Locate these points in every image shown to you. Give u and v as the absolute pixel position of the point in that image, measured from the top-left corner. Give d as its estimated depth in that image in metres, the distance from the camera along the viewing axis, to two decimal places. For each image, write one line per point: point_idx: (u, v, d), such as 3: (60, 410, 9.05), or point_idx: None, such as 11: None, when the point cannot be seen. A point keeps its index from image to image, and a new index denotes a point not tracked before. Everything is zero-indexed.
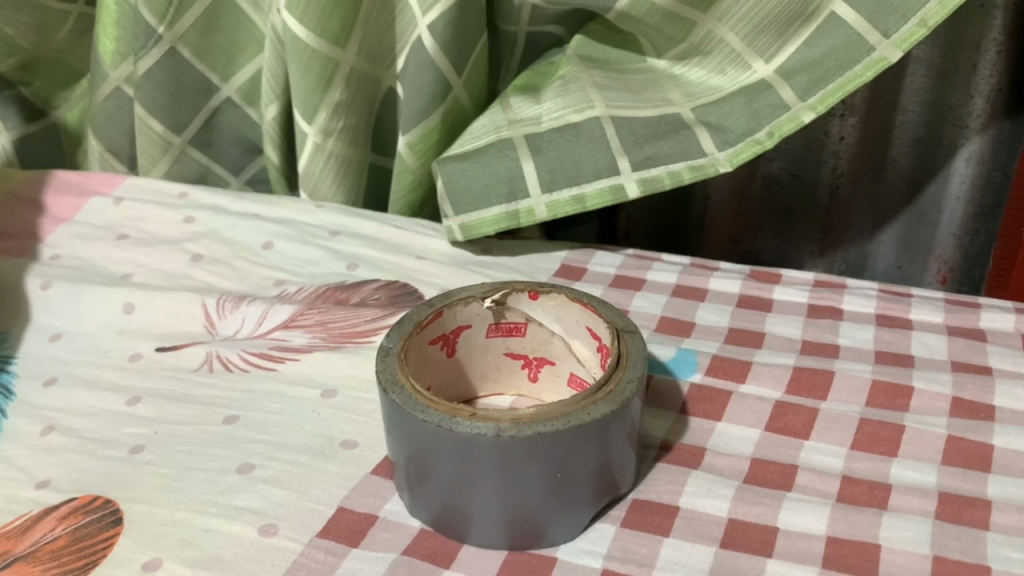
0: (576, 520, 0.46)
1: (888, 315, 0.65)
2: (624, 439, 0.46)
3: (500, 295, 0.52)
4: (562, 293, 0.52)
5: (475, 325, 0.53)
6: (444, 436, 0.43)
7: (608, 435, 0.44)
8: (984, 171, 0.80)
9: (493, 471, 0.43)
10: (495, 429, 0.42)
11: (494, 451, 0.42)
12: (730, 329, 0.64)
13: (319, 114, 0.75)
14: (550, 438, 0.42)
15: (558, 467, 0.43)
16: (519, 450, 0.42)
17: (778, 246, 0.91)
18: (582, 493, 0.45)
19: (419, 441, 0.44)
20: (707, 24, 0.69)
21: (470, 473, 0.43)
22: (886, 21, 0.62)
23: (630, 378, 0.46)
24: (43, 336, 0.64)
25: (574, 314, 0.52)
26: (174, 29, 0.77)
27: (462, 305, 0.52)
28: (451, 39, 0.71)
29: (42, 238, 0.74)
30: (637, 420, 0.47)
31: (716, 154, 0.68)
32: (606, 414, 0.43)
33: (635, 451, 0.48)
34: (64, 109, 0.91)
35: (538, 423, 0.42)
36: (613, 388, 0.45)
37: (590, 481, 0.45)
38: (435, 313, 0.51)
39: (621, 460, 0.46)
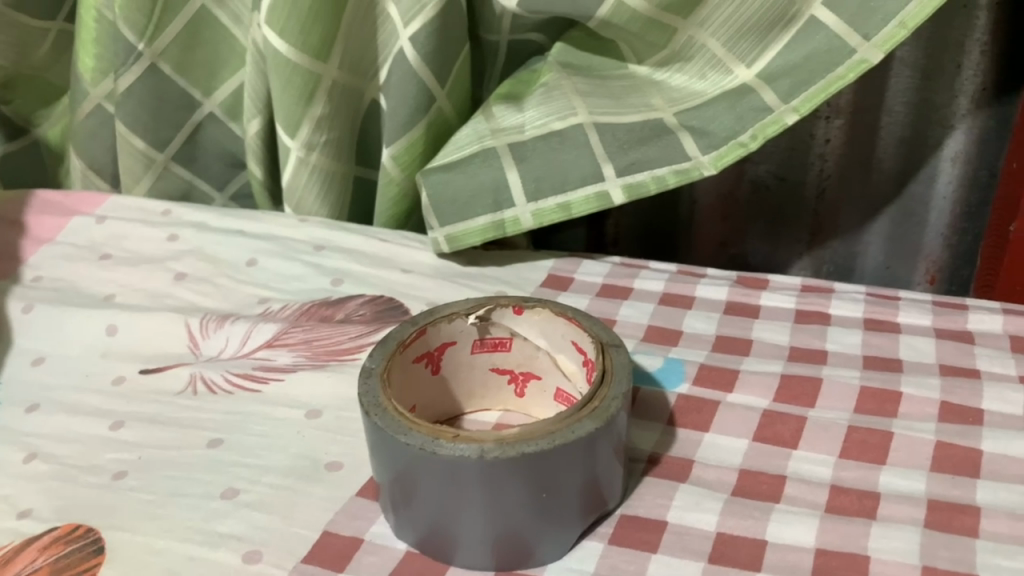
0: (563, 538, 0.46)
1: (876, 319, 0.64)
2: (610, 455, 0.45)
3: (485, 312, 0.52)
4: (547, 308, 0.52)
5: (459, 341, 0.53)
6: (428, 458, 0.42)
7: (594, 453, 0.44)
8: (970, 170, 0.80)
9: (478, 491, 0.43)
10: (478, 449, 0.42)
11: (478, 473, 0.42)
12: (717, 337, 0.63)
13: (303, 128, 0.75)
14: (534, 459, 0.42)
15: (544, 487, 0.43)
16: (502, 471, 0.42)
17: (766, 249, 0.90)
18: (569, 512, 0.45)
19: (402, 463, 0.44)
20: (688, 30, 0.69)
21: (455, 494, 0.43)
22: (866, 24, 0.62)
23: (615, 393, 0.45)
24: (25, 360, 0.63)
25: (559, 329, 0.52)
26: (154, 46, 0.76)
27: (446, 322, 0.52)
28: (432, 51, 0.71)
29: (24, 259, 0.74)
30: (623, 436, 0.46)
31: (701, 158, 0.67)
32: (591, 432, 0.43)
33: (622, 466, 0.47)
34: (45, 126, 0.90)
35: (521, 443, 0.42)
36: (597, 405, 0.44)
37: (576, 499, 0.45)
38: (419, 331, 0.51)
39: (607, 476, 0.46)
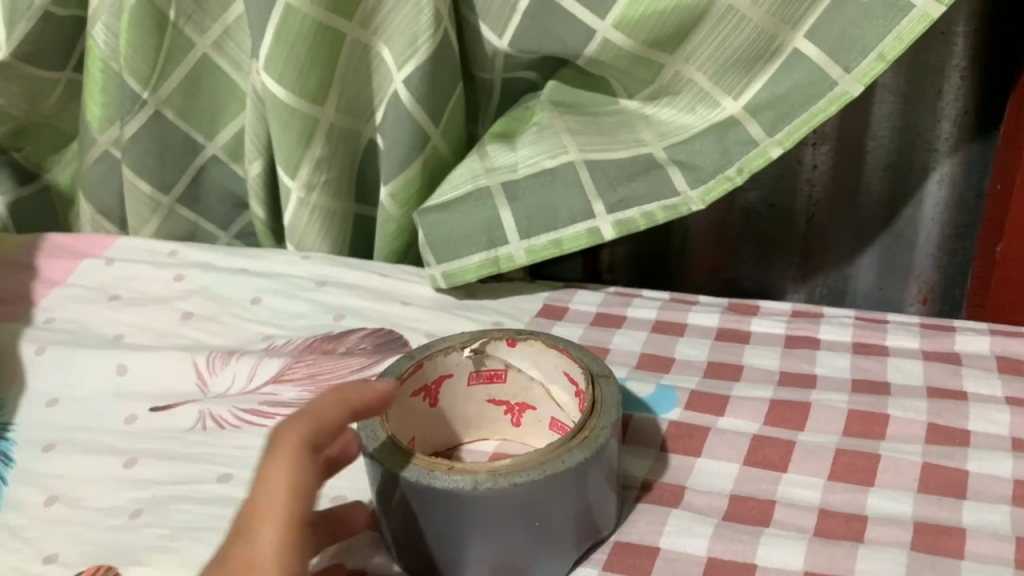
0: (558, 565, 0.47)
1: (864, 344, 0.66)
2: (601, 484, 0.47)
3: (480, 345, 0.54)
4: (539, 339, 0.54)
5: (455, 374, 0.55)
6: (424, 490, 0.44)
7: (585, 482, 0.45)
8: (957, 192, 0.82)
9: (473, 521, 0.44)
10: (472, 481, 0.43)
11: (472, 504, 0.44)
12: (709, 363, 0.65)
13: (302, 169, 0.77)
14: (526, 489, 0.43)
15: (536, 516, 0.45)
16: (495, 502, 0.43)
17: (760, 274, 0.92)
18: (562, 540, 0.46)
19: (400, 496, 0.45)
20: (675, 65, 0.71)
21: (451, 524, 0.45)
22: (846, 56, 0.64)
23: (605, 424, 0.47)
24: (40, 402, 0.65)
25: (551, 360, 0.54)
26: (158, 94, 0.79)
27: (442, 356, 0.53)
28: (426, 91, 0.73)
29: (36, 302, 0.76)
30: (614, 465, 0.48)
31: (689, 193, 0.70)
32: (582, 462, 0.44)
33: (614, 494, 0.49)
34: (56, 171, 0.93)
35: (513, 475, 0.44)
36: (588, 435, 0.46)
37: (569, 527, 0.46)
38: (417, 364, 0.52)
39: (599, 504, 0.47)
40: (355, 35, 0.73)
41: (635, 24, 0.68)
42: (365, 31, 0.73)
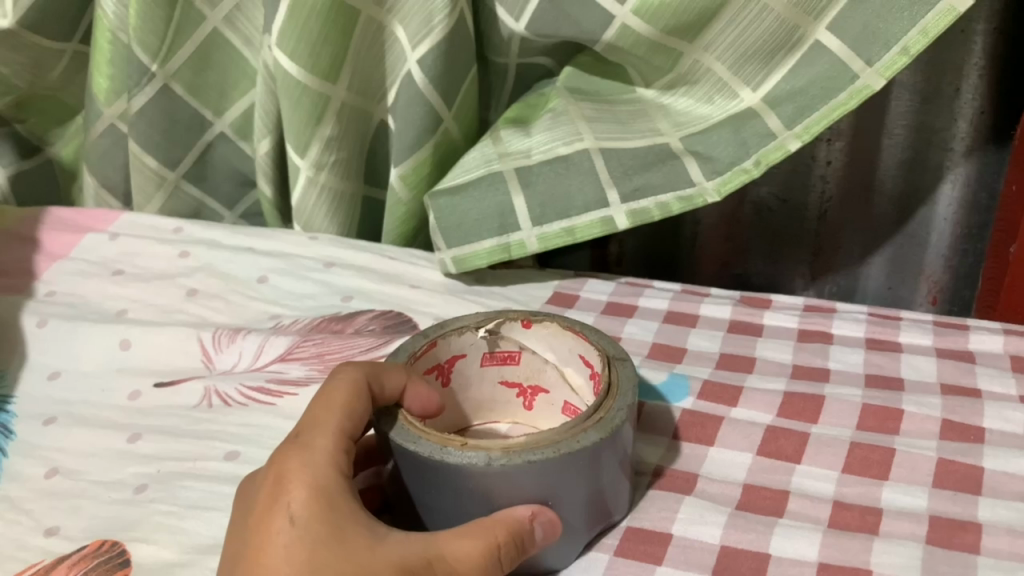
0: (568, 546, 0.46)
1: (877, 340, 0.65)
2: (615, 466, 0.46)
3: (495, 325, 0.53)
4: (555, 321, 0.53)
5: (469, 354, 0.54)
6: (436, 466, 0.43)
7: (598, 464, 0.44)
8: (970, 193, 0.82)
9: (483, 498, 0.43)
10: (485, 457, 0.42)
11: (484, 480, 0.43)
12: (721, 355, 0.64)
13: (311, 149, 0.76)
14: (539, 467, 0.42)
15: (548, 495, 0.44)
16: (507, 478, 0.42)
17: (768, 270, 0.92)
18: (572, 522, 0.46)
19: (410, 471, 0.44)
20: (693, 54, 0.70)
21: (461, 501, 0.44)
22: (868, 50, 0.64)
23: (620, 406, 0.46)
24: (41, 375, 0.64)
25: (567, 342, 0.53)
26: (167, 67, 0.77)
27: (457, 335, 0.53)
28: (440, 73, 0.72)
29: (38, 275, 0.75)
30: (627, 450, 0.47)
31: (705, 184, 0.69)
32: (596, 442, 0.44)
33: (627, 477, 0.48)
34: (59, 145, 0.92)
35: (527, 452, 0.43)
36: (603, 417, 0.45)
37: (581, 508, 0.45)
38: (430, 343, 0.52)
39: (611, 487, 0.47)
40: (370, 13, 0.72)
41: (654, 12, 0.67)
42: (380, 10, 0.72)
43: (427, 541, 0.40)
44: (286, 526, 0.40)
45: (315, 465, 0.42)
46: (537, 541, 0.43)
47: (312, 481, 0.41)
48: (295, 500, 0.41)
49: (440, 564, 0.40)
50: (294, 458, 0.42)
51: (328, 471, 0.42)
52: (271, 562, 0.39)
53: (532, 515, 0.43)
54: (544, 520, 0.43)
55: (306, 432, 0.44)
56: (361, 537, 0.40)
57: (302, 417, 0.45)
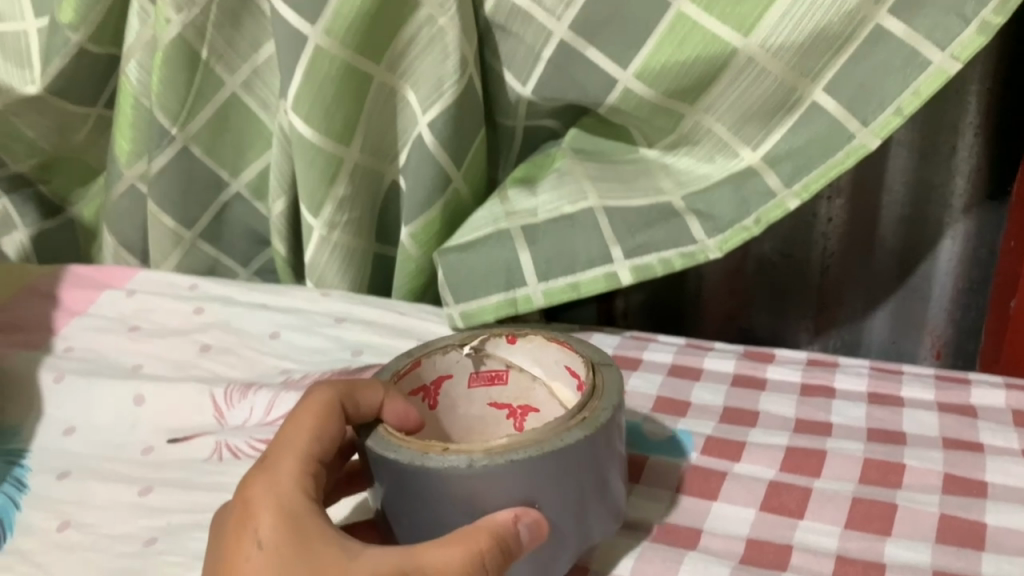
0: (561, 553, 0.47)
1: (879, 394, 0.66)
2: (602, 469, 0.47)
3: (477, 343, 0.56)
4: (539, 335, 0.56)
5: (455, 375, 0.56)
6: (418, 472, 0.45)
7: (584, 463, 0.46)
8: (970, 248, 0.83)
9: (467, 501, 0.45)
10: (468, 459, 0.44)
11: (467, 483, 0.44)
12: (725, 408, 0.65)
13: (325, 209, 0.78)
14: (521, 465, 0.44)
15: (533, 496, 0.45)
16: (491, 479, 0.44)
17: (773, 324, 0.93)
18: (562, 529, 0.46)
19: (395, 481, 0.46)
20: (695, 115, 0.72)
21: (447, 507, 0.45)
22: (864, 111, 0.66)
23: (603, 408, 0.48)
24: (57, 429, 0.66)
25: (551, 355, 0.56)
26: (186, 129, 0.80)
27: (441, 354, 0.55)
28: (450, 135, 0.75)
29: (56, 331, 0.77)
30: (615, 453, 0.48)
31: (707, 241, 0.71)
32: (579, 439, 0.45)
33: (617, 483, 0.49)
34: (80, 206, 0.95)
35: (508, 451, 0.44)
36: (587, 415, 0.47)
37: (570, 511, 0.46)
38: (414, 362, 0.54)
39: (602, 491, 0.48)
40: (382, 79, 0.74)
41: (657, 75, 0.70)
42: (392, 76, 0.74)
43: (404, 555, 0.41)
44: (255, 552, 0.41)
45: (280, 491, 0.44)
46: (524, 544, 0.43)
47: (279, 505, 0.43)
48: (262, 526, 0.42)
49: (419, 574, 0.40)
50: (260, 485, 0.44)
51: (295, 494, 0.44)
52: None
53: (516, 517, 0.43)
54: (529, 521, 0.44)
55: (273, 458, 0.46)
56: (331, 553, 0.41)
57: (271, 444, 0.47)
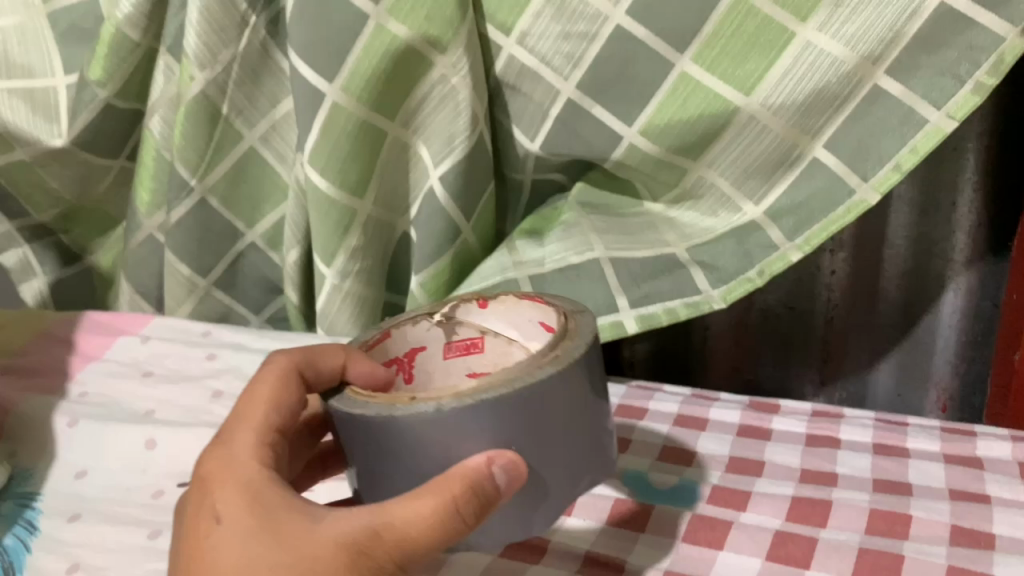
0: (547, 501, 0.46)
1: (885, 445, 0.66)
2: (579, 409, 0.46)
3: (448, 310, 0.57)
4: (509, 295, 0.56)
5: (428, 346, 0.57)
6: (388, 423, 0.44)
7: (558, 401, 0.45)
8: (973, 302, 0.84)
9: (441, 448, 0.44)
10: (436, 404, 0.43)
11: (438, 430, 0.43)
12: (731, 458, 0.65)
13: (338, 258, 0.80)
14: (493, 405, 0.43)
15: (509, 439, 0.44)
16: (462, 421, 0.43)
17: (778, 374, 0.94)
18: (545, 472, 0.46)
19: (368, 438, 0.45)
20: (698, 170, 0.74)
21: (421, 458, 0.44)
22: (864, 166, 0.68)
23: (576, 348, 0.47)
24: (69, 473, 0.67)
25: (524, 313, 0.56)
26: (205, 181, 0.82)
27: (412, 324, 0.57)
28: (460, 188, 0.77)
29: (72, 376, 0.78)
30: (593, 392, 0.48)
31: (711, 292, 0.73)
32: (551, 375, 0.45)
33: (598, 427, 0.48)
34: (98, 254, 0.97)
35: (478, 392, 0.43)
36: (558, 354, 0.46)
37: (551, 453, 0.45)
38: (382, 334, 0.56)
39: (582, 433, 0.47)
40: (396, 134, 0.77)
41: (662, 132, 0.72)
42: (406, 131, 0.77)
43: (370, 513, 0.43)
44: (216, 528, 0.44)
45: (237, 466, 0.47)
46: (501, 486, 0.43)
47: (237, 479, 0.46)
48: (222, 503, 0.45)
49: (389, 530, 0.42)
50: (217, 463, 0.47)
51: (252, 466, 0.46)
52: (208, 561, 0.43)
53: (489, 460, 0.42)
54: (505, 463, 0.43)
55: (232, 436, 0.49)
56: (294, 518, 0.43)
57: (229, 423, 0.50)
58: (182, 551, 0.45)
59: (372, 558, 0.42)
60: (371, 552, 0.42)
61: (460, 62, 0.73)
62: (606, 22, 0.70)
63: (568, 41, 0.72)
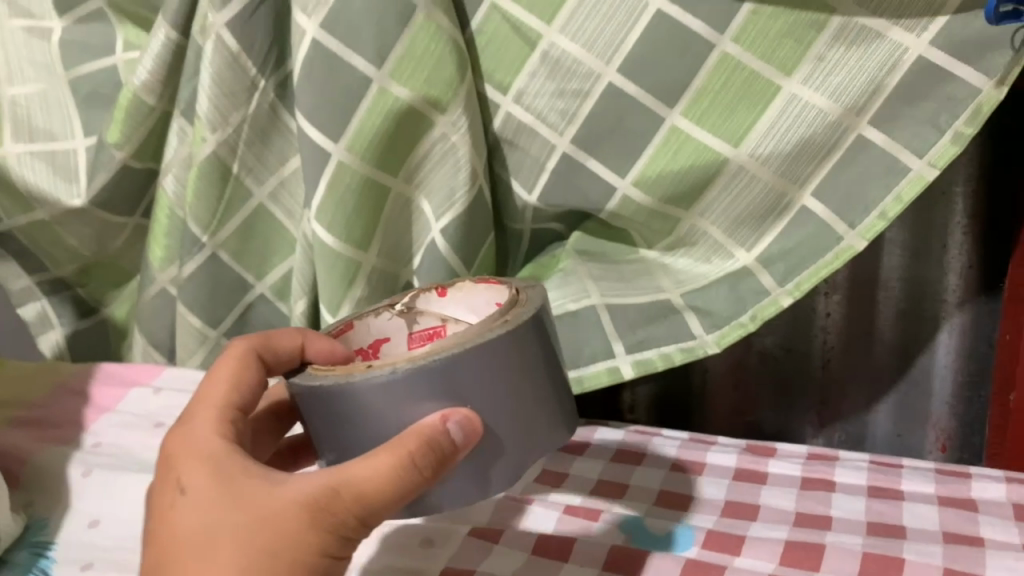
0: (506, 461, 0.49)
1: (880, 486, 0.68)
2: (534, 370, 0.49)
3: (409, 300, 0.58)
4: (466, 280, 0.58)
5: (392, 337, 0.58)
6: (346, 390, 0.47)
7: (511, 361, 0.48)
8: (968, 343, 0.86)
9: (398, 411, 0.47)
10: (390, 368, 0.46)
11: (394, 394, 0.46)
12: (726, 503, 0.67)
13: (342, 308, 0.82)
14: (446, 366, 0.46)
15: (463, 398, 0.47)
16: (416, 383, 0.46)
17: (780, 417, 0.94)
18: (499, 431, 0.48)
19: (327, 407, 0.48)
20: (691, 219, 0.77)
21: (379, 422, 0.47)
22: (852, 214, 0.70)
23: (525, 311, 0.50)
24: (82, 522, 0.69)
25: (482, 296, 0.57)
26: (216, 237, 0.85)
27: (373, 316, 0.58)
28: (460, 239, 0.79)
29: (86, 427, 0.81)
30: (546, 352, 0.50)
31: (705, 337, 0.76)
32: (501, 335, 0.47)
33: (554, 386, 0.51)
34: (114, 306, 1.00)
35: (430, 354, 0.46)
36: (510, 317, 0.49)
37: (506, 412, 0.48)
38: (345, 324, 0.58)
39: (537, 392, 0.50)
40: (398, 189, 0.80)
41: (654, 183, 0.75)
42: (408, 186, 0.80)
43: (328, 473, 0.46)
44: (180, 499, 0.48)
45: (197, 441, 0.50)
46: (456, 441, 0.46)
47: (201, 452, 0.49)
48: (184, 476, 0.49)
49: (350, 483, 0.45)
50: (177, 442, 0.51)
51: (214, 439, 0.50)
52: (176, 530, 0.47)
53: (444, 417, 0.45)
54: (459, 419, 0.46)
55: (191, 414, 0.53)
56: (256, 484, 0.47)
57: (189, 404, 0.54)
58: (150, 524, 0.49)
59: (333, 514, 0.46)
60: (331, 509, 0.46)
61: (460, 120, 0.76)
62: (598, 80, 0.73)
63: (562, 99, 0.75)
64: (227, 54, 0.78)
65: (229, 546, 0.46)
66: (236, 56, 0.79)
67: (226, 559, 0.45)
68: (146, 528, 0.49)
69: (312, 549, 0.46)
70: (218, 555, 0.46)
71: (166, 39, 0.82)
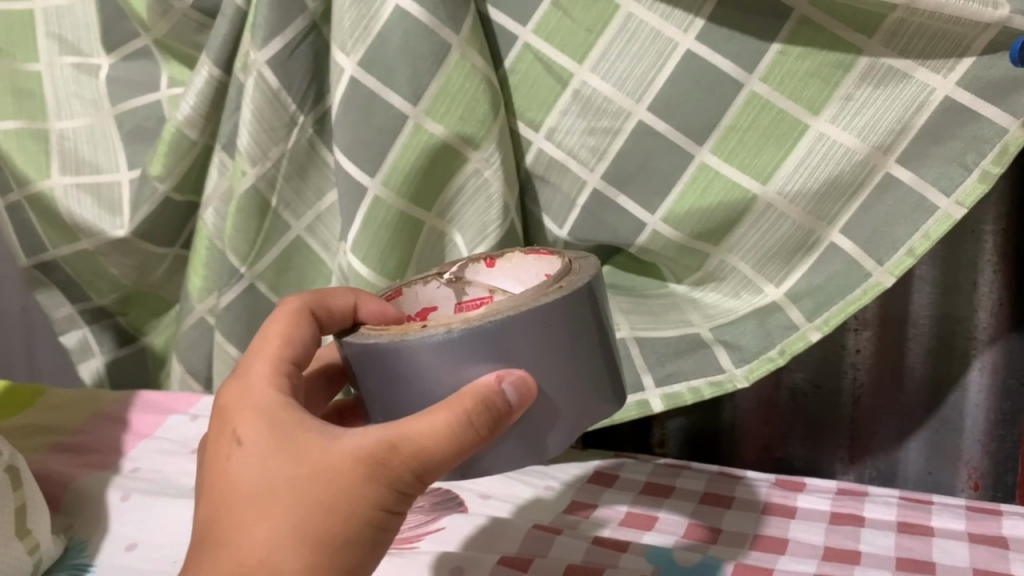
0: (561, 425, 0.49)
1: (909, 523, 0.68)
2: (588, 336, 0.49)
3: (457, 270, 0.59)
4: (515, 252, 0.59)
5: (439, 305, 0.59)
6: (400, 348, 0.47)
7: (566, 325, 0.48)
8: (999, 379, 0.85)
9: (451, 371, 0.47)
10: (445, 330, 0.46)
11: (446, 354, 0.46)
12: (756, 536, 0.68)
13: None
14: (500, 328, 0.46)
15: (518, 361, 0.47)
16: (470, 345, 0.46)
17: (808, 453, 0.94)
18: (554, 397, 0.48)
19: (381, 367, 0.49)
20: (719, 254, 0.78)
21: (431, 381, 0.47)
22: (880, 251, 0.71)
23: (580, 278, 0.50)
24: (119, 545, 0.70)
25: (531, 268, 0.58)
26: (255, 268, 0.88)
27: (422, 284, 0.59)
28: None
29: (126, 453, 0.83)
30: (599, 319, 0.50)
31: (734, 370, 0.76)
32: (556, 298, 0.47)
33: (608, 354, 0.51)
34: (153, 335, 1.04)
35: (485, 317, 0.46)
36: (564, 284, 0.49)
37: (562, 377, 0.48)
38: (395, 290, 0.60)
39: (592, 358, 0.50)
40: (432, 223, 0.81)
41: (683, 219, 0.76)
42: (441, 220, 0.82)
43: (385, 428, 0.46)
44: (236, 450, 0.49)
45: (252, 394, 0.51)
46: (512, 401, 0.45)
47: (255, 407, 0.50)
48: (241, 428, 0.50)
49: (406, 439, 0.45)
50: (232, 395, 0.52)
51: (270, 394, 0.51)
52: (232, 480, 0.48)
53: (499, 377, 0.45)
54: (514, 380, 0.46)
55: (247, 369, 0.54)
56: (311, 437, 0.48)
57: (245, 358, 0.55)
58: (208, 472, 0.50)
59: (389, 468, 0.46)
60: (388, 463, 0.46)
61: (493, 156, 0.78)
62: (629, 118, 0.75)
63: (593, 136, 0.77)
64: (267, 90, 0.81)
65: (283, 496, 0.46)
66: (276, 93, 0.81)
67: (283, 510, 0.46)
68: (204, 476, 0.50)
69: (368, 502, 0.46)
70: (274, 506, 0.47)
71: (209, 76, 0.85)
